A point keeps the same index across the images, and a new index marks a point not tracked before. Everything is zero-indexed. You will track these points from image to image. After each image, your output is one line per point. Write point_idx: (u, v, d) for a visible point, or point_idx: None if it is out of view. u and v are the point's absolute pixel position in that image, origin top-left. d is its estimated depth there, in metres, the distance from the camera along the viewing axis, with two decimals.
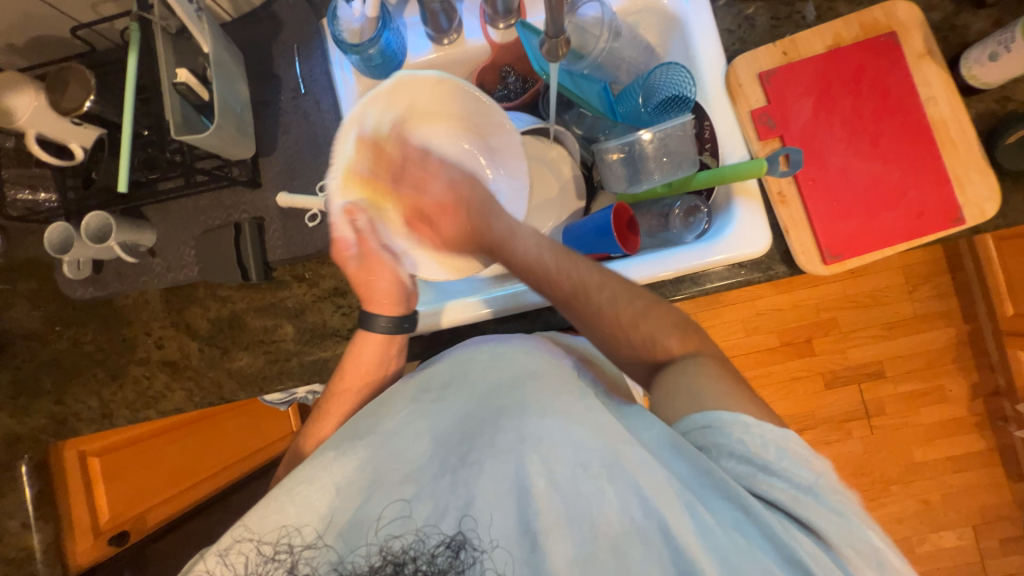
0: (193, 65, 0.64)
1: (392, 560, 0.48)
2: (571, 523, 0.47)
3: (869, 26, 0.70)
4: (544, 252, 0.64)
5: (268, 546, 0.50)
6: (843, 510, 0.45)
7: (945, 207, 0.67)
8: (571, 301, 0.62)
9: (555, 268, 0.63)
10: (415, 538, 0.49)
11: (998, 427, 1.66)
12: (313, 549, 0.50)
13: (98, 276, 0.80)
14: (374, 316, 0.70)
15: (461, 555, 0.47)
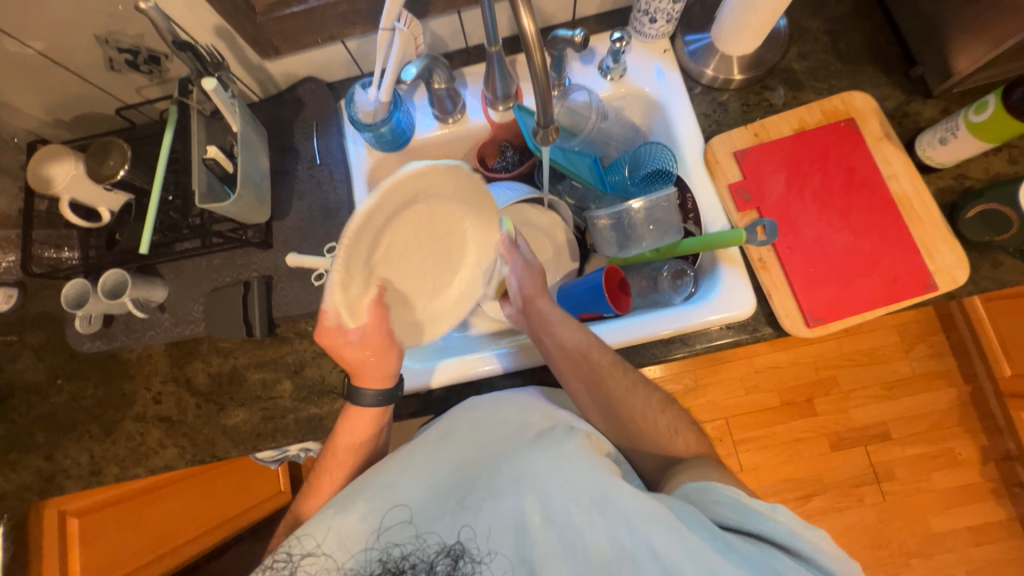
0: (221, 141, 0.71)
1: (393, 573, 0.53)
2: (565, 549, 0.53)
3: (831, 113, 0.78)
4: (590, 347, 0.69)
5: (268, 563, 0.53)
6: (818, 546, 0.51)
7: (917, 273, 0.71)
8: (604, 378, 0.68)
9: (597, 362, 0.68)
10: (418, 559, 0.53)
11: (1015, 495, 1.59)
12: (313, 557, 0.53)
13: (107, 330, 0.83)
14: (361, 390, 0.68)
15: (460, 563, 0.53)
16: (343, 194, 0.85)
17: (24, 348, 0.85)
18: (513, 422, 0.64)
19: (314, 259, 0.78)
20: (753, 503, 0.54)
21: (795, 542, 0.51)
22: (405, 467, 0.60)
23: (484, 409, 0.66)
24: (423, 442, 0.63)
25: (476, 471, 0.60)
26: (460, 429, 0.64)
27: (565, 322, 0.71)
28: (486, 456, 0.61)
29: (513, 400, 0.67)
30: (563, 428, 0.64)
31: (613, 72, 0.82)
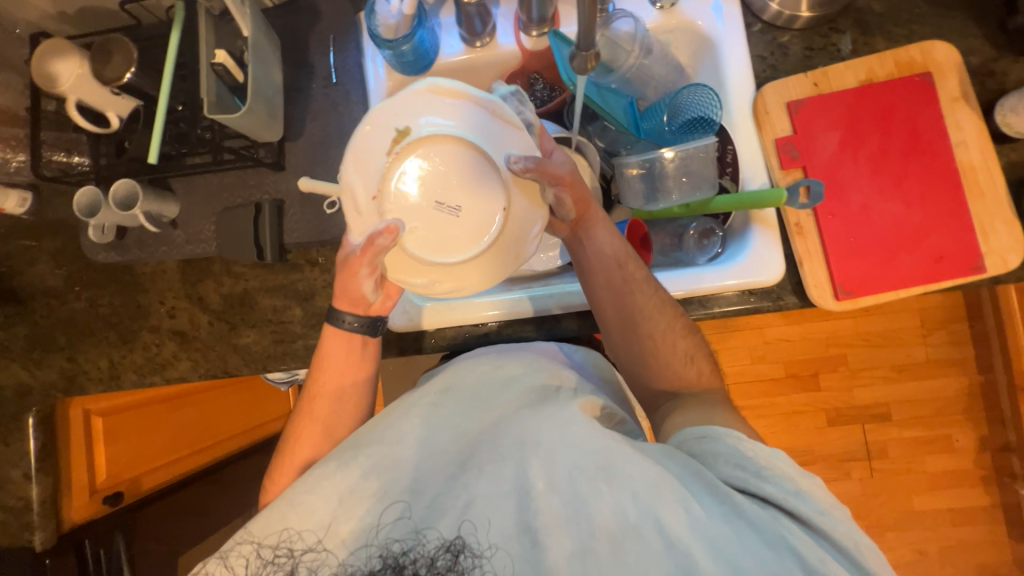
0: (232, 47, 0.66)
1: (392, 564, 0.51)
2: (571, 522, 0.51)
3: (904, 65, 0.70)
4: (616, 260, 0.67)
5: (267, 549, 0.53)
6: (827, 512, 0.51)
7: (966, 253, 0.66)
8: (637, 320, 0.66)
9: (625, 282, 0.66)
10: (415, 540, 0.52)
11: (1004, 484, 1.61)
12: (313, 552, 0.53)
13: (120, 242, 0.83)
14: (339, 311, 0.66)
15: (460, 558, 0.50)
16: (359, 119, 0.80)
17: (41, 253, 0.86)
18: (516, 388, 0.64)
19: (327, 185, 0.77)
20: (755, 453, 0.54)
21: (798, 501, 0.51)
22: (407, 421, 0.60)
23: (486, 365, 0.68)
24: (424, 393, 0.64)
25: (477, 435, 0.59)
26: (461, 387, 0.65)
27: (598, 236, 0.67)
28: (486, 422, 0.60)
29: (518, 360, 0.69)
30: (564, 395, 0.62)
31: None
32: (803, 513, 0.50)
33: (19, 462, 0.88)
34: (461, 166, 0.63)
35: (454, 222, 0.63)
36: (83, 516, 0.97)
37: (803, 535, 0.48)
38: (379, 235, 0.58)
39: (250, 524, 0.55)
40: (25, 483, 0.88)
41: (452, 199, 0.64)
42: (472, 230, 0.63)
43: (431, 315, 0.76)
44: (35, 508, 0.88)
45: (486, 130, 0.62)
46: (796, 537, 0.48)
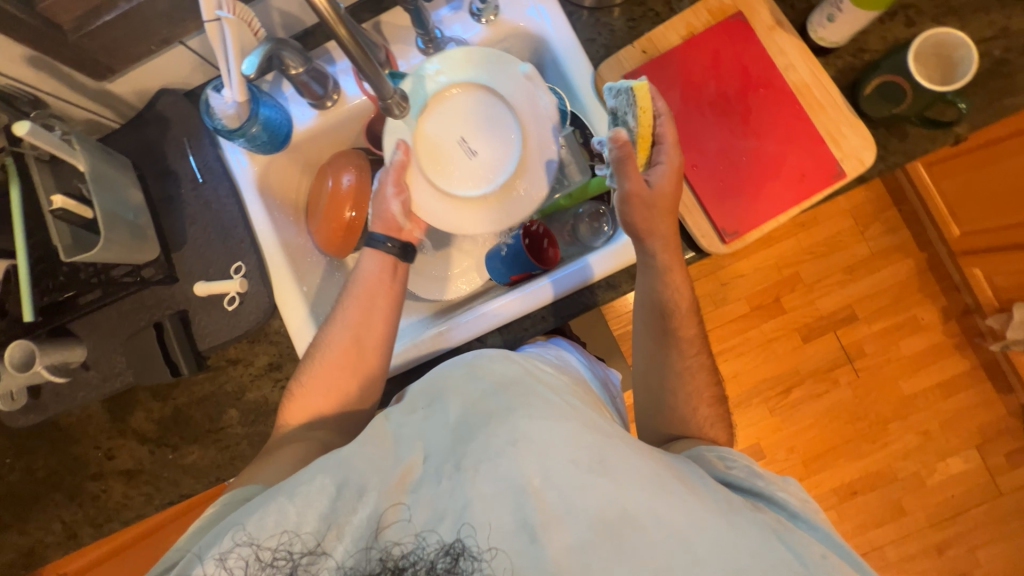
0: (72, 185, 0.66)
1: (393, 566, 0.48)
2: (569, 516, 0.47)
3: (717, 10, 0.73)
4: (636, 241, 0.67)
5: (267, 551, 0.50)
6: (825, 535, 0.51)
7: (823, 165, 0.70)
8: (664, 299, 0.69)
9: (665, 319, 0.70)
10: (416, 542, 0.49)
11: (977, 344, 1.67)
12: (313, 556, 0.49)
13: (37, 401, 0.80)
14: (378, 237, 0.73)
15: (460, 562, 0.47)
16: (236, 209, 0.80)
17: None
18: (498, 375, 0.58)
19: (222, 283, 0.77)
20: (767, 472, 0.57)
21: (805, 519, 0.52)
22: (409, 426, 0.56)
23: (462, 370, 0.60)
24: (410, 408, 0.59)
25: (475, 425, 0.53)
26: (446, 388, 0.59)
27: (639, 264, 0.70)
28: (473, 414, 0.54)
29: (489, 356, 0.60)
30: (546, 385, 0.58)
31: (485, 13, 0.75)
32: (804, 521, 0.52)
33: None
34: (483, 110, 0.77)
35: (467, 161, 0.77)
36: None
37: (803, 538, 0.50)
38: (396, 155, 0.75)
39: (248, 525, 0.51)
40: None
41: (473, 141, 0.77)
42: (481, 172, 0.77)
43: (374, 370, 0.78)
44: None
45: (524, 101, 0.75)
46: (796, 542, 0.49)
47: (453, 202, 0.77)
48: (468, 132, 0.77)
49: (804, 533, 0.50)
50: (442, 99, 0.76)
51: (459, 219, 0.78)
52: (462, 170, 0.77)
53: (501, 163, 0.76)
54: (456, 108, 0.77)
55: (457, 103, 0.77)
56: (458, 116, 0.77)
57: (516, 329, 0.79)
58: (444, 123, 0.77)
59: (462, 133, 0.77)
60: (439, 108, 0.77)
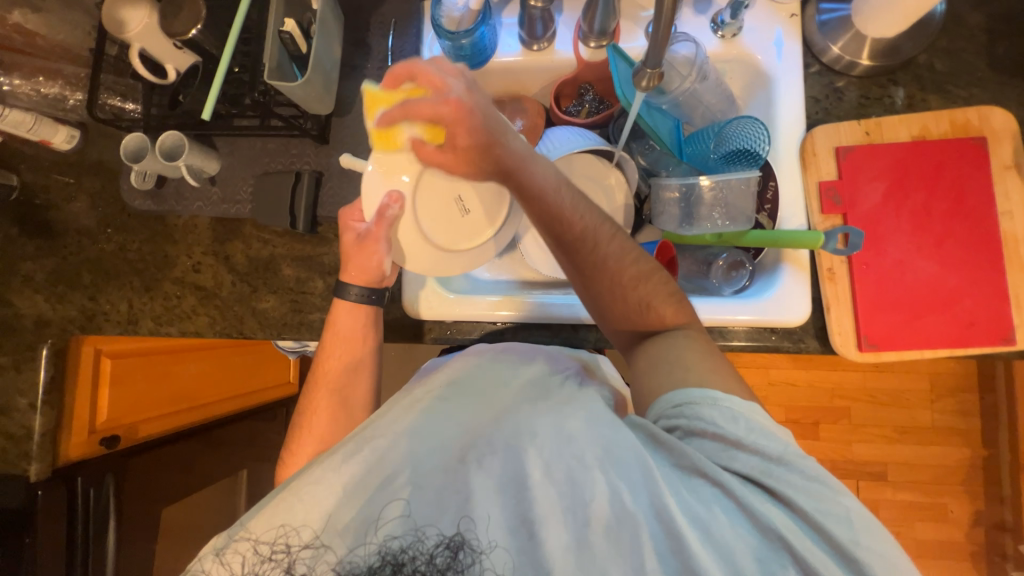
0: (299, 17, 0.68)
1: (392, 560, 0.46)
2: (567, 513, 0.46)
3: (960, 126, 0.70)
4: (562, 189, 0.62)
5: (265, 546, 0.48)
6: (814, 476, 0.46)
7: (997, 324, 0.66)
8: (575, 244, 0.62)
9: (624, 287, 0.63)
10: (415, 537, 0.47)
11: (994, 563, 1.49)
12: (310, 550, 0.47)
13: (159, 191, 0.84)
14: (346, 285, 0.73)
15: (460, 556, 0.46)
16: None
17: (79, 191, 0.87)
18: (518, 376, 0.59)
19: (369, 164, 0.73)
20: (734, 412, 0.50)
21: (771, 475, 0.46)
22: (405, 415, 0.55)
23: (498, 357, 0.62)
24: (425, 392, 0.59)
25: (473, 429, 0.52)
26: (465, 381, 0.60)
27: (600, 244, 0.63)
28: (477, 420, 0.54)
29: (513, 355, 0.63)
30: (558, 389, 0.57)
31: (725, 29, 0.74)
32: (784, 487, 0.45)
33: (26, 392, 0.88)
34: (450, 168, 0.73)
35: (462, 219, 0.74)
36: (79, 454, 0.97)
37: (774, 508, 0.45)
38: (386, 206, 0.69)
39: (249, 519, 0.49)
40: (29, 413, 0.89)
41: (468, 200, 0.74)
42: (479, 228, 0.75)
43: (452, 306, 0.77)
44: (35, 437, 0.89)
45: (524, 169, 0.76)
46: (770, 513, 0.45)
47: (426, 248, 0.72)
48: (467, 190, 0.74)
49: (779, 507, 0.45)
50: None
51: (441, 268, 0.73)
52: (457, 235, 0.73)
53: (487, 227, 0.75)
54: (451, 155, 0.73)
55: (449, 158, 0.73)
56: (456, 170, 0.74)
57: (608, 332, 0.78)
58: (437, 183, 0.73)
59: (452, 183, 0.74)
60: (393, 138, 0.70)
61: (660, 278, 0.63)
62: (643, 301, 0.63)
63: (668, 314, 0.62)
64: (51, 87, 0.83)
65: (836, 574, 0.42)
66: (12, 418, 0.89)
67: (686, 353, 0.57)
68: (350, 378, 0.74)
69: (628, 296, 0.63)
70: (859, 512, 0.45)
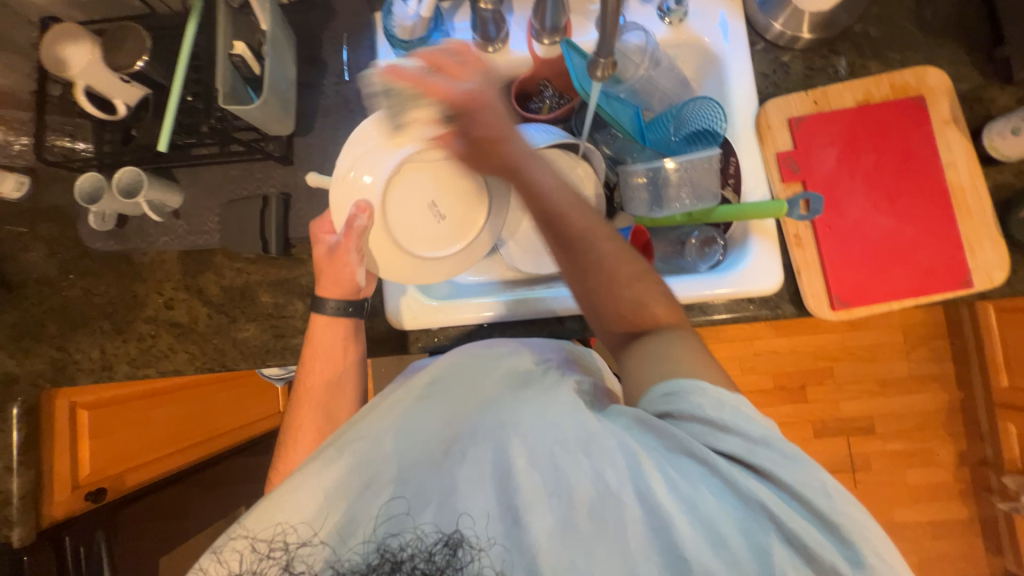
0: (249, 40, 0.68)
1: (390, 559, 0.46)
2: (552, 496, 0.46)
3: (899, 88, 0.74)
4: (558, 186, 0.58)
5: (263, 543, 0.47)
6: (796, 455, 0.45)
7: (955, 269, 0.70)
8: (573, 243, 0.57)
9: (618, 280, 0.57)
10: (414, 536, 0.47)
11: (981, 498, 1.57)
12: (309, 546, 0.47)
13: (120, 231, 0.82)
14: (323, 299, 0.72)
15: (459, 553, 0.46)
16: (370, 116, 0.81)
17: (35, 239, 0.84)
18: (501, 370, 0.59)
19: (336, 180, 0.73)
20: (720, 398, 0.47)
21: (761, 456, 0.45)
22: (386, 415, 0.55)
23: (479, 350, 0.63)
24: (407, 388, 0.59)
25: (456, 422, 0.53)
26: (448, 376, 0.59)
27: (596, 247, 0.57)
28: (462, 412, 0.55)
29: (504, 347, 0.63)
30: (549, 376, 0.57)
31: (672, 15, 0.76)
32: (764, 466, 0.44)
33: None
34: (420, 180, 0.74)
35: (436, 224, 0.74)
36: (65, 510, 0.92)
37: (760, 487, 0.44)
38: (354, 215, 0.68)
39: (247, 518, 0.49)
40: (5, 475, 0.83)
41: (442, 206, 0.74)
42: (450, 237, 0.74)
43: (436, 313, 0.77)
44: (14, 501, 0.83)
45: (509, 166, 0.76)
46: (754, 489, 0.44)
47: (395, 250, 0.73)
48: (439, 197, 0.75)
49: (767, 487, 0.44)
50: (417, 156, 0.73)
51: (421, 276, 0.74)
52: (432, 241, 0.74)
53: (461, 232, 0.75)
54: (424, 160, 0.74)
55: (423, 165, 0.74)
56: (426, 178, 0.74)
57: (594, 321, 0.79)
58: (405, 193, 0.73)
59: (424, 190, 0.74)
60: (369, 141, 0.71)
61: (654, 278, 0.59)
62: (639, 300, 0.57)
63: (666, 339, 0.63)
64: None
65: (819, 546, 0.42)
66: None
67: (677, 353, 0.53)
68: (332, 394, 0.73)
69: (619, 300, 0.57)
70: (851, 498, 0.44)
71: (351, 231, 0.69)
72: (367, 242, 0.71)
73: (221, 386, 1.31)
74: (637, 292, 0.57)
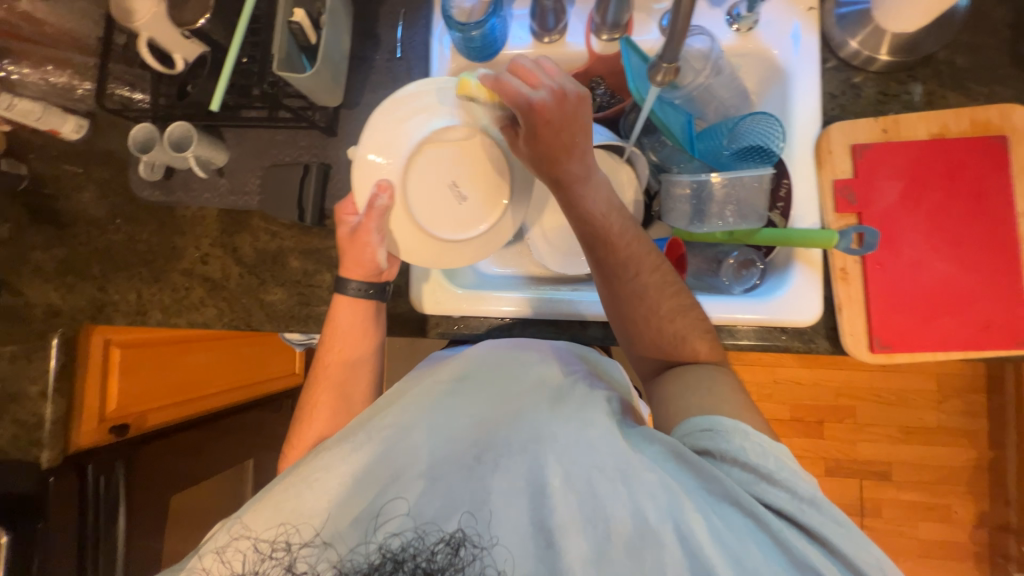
0: (309, 8, 0.68)
1: (391, 558, 0.47)
2: (587, 523, 0.47)
3: (980, 124, 0.69)
4: (612, 213, 0.64)
5: (265, 544, 0.48)
6: (844, 521, 0.45)
7: (1013, 327, 0.65)
8: (618, 270, 0.63)
9: (664, 312, 0.63)
10: (415, 535, 0.47)
11: (996, 564, 1.49)
12: (311, 547, 0.47)
13: (166, 182, 0.84)
14: (345, 280, 0.73)
15: (461, 553, 0.46)
16: None
17: (88, 181, 0.87)
18: (530, 379, 0.59)
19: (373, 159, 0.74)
20: (760, 446, 0.49)
21: (806, 513, 0.46)
22: (416, 408, 0.56)
23: (508, 350, 0.63)
24: (439, 380, 0.60)
25: (489, 427, 0.53)
26: (479, 375, 0.60)
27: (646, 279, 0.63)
28: (492, 417, 0.55)
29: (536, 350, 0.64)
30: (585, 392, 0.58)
31: (741, 22, 0.72)
32: (811, 525, 0.45)
33: (37, 380, 0.88)
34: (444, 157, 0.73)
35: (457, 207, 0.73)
36: (88, 441, 0.97)
37: (805, 544, 0.44)
38: (378, 197, 0.69)
39: (247, 517, 0.49)
40: (39, 401, 0.89)
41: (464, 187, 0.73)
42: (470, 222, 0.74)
43: (460, 301, 0.76)
44: (46, 426, 0.89)
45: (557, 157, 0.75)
46: (802, 547, 0.44)
47: (416, 227, 0.72)
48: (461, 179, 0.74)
49: (810, 544, 0.45)
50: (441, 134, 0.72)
51: (443, 259, 0.73)
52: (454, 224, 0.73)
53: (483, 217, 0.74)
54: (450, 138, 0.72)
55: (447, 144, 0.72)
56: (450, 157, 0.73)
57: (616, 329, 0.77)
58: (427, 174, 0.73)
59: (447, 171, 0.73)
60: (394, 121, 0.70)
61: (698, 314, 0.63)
62: (679, 334, 0.63)
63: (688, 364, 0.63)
64: (60, 77, 0.83)
65: None
66: (23, 405, 0.89)
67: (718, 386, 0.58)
68: (350, 375, 0.75)
69: (662, 331, 0.63)
70: (887, 563, 0.44)
71: (375, 210, 0.70)
72: (389, 222, 0.72)
73: (244, 342, 1.34)
74: (679, 325, 0.63)
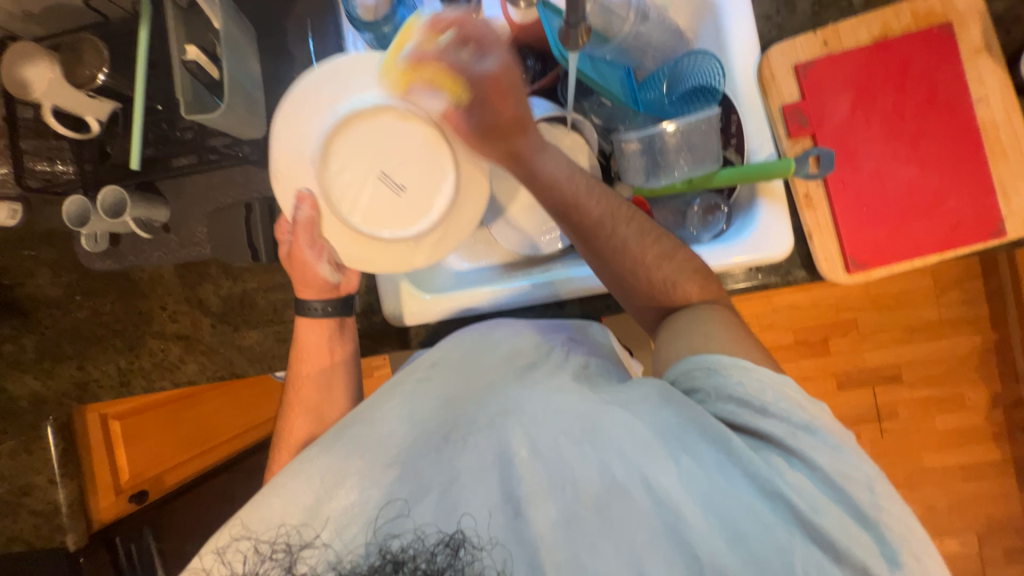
0: (202, 41, 0.65)
1: (392, 560, 0.45)
2: (554, 488, 0.47)
3: (923, 16, 0.66)
4: (573, 175, 0.63)
5: (266, 545, 0.46)
6: (838, 445, 0.45)
7: (984, 218, 0.64)
8: (594, 231, 0.62)
9: (651, 259, 0.62)
10: (415, 536, 0.46)
11: (1015, 439, 1.52)
12: (311, 548, 0.46)
13: (115, 249, 0.82)
14: (307, 302, 0.72)
15: (460, 554, 0.45)
16: None
17: (39, 264, 0.85)
18: (503, 352, 0.60)
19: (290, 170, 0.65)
20: (760, 381, 0.49)
21: (795, 437, 0.46)
22: (390, 400, 0.56)
23: (475, 340, 0.62)
24: (412, 370, 0.60)
25: (458, 411, 0.53)
26: (452, 361, 0.60)
27: (614, 228, 0.62)
28: (467, 394, 0.55)
29: (505, 329, 0.63)
30: (551, 355, 0.59)
31: None
32: (796, 447, 0.45)
33: (43, 468, 0.87)
34: (372, 138, 0.65)
35: (397, 200, 0.66)
36: (110, 515, 0.99)
37: (787, 469, 0.45)
38: (299, 210, 0.65)
39: (245, 517, 0.48)
40: (52, 487, 0.88)
41: (399, 174, 0.66)
42: (420, 209, 0.66)
43: (429, 307, 0.75)
44: (63, 509, 0.88)
45: None
46: (778, 473, 0.44)
47: (368, 245, 0.68)
48: (392, 166, 0.66)
49: (795, 467, 0.45)
50: (353, 117, 0.63)
51: (394, 265, 0.68)
52: (390, 222, 0.66)
53: (429, 204, 0.66)
54: (367, 124, 0.64)
55: (365, 123, 0.64)
56: (376, 138, 0.65)
57: (597, 303, 0.76)
58: (356, 161, 0.65)
59: (373, 156, 0.65)
60: (308, 115, 0.64)
61: (684, 255, 0.62)
62: (669, 279, 0.62)
63: (695, 291, 0.61)
64: None
65: (859, 542, 0.42)
66: (36, 495, 0.87)
67: (705, 325, 0.57)
68: (342, 394, 0.73)
69: (654, 275, 0.62)
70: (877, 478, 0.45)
71: (299, 221, 0.66)
72: (321, 233, 0.67)
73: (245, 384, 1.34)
74: (673, 266, 0.62)
